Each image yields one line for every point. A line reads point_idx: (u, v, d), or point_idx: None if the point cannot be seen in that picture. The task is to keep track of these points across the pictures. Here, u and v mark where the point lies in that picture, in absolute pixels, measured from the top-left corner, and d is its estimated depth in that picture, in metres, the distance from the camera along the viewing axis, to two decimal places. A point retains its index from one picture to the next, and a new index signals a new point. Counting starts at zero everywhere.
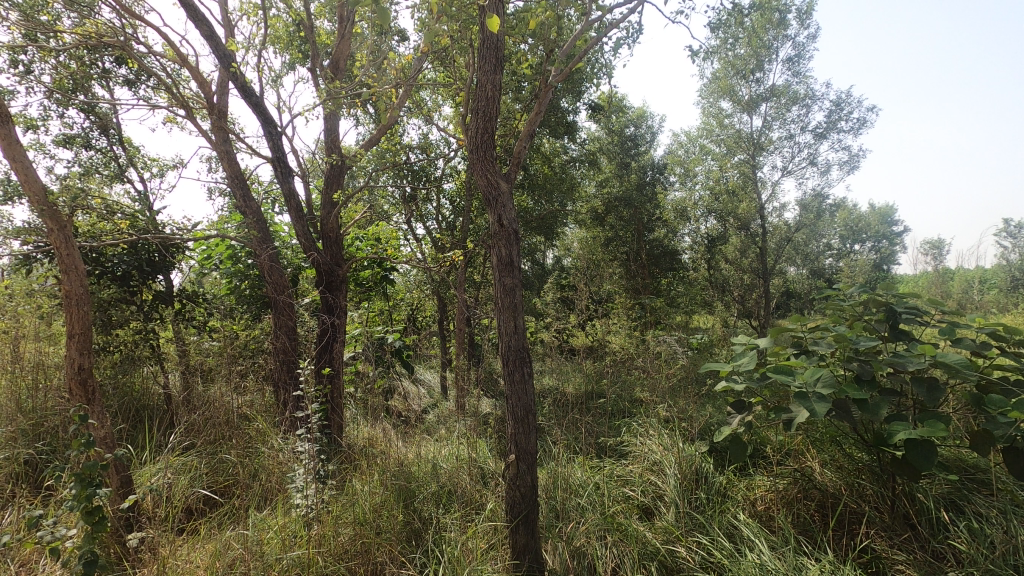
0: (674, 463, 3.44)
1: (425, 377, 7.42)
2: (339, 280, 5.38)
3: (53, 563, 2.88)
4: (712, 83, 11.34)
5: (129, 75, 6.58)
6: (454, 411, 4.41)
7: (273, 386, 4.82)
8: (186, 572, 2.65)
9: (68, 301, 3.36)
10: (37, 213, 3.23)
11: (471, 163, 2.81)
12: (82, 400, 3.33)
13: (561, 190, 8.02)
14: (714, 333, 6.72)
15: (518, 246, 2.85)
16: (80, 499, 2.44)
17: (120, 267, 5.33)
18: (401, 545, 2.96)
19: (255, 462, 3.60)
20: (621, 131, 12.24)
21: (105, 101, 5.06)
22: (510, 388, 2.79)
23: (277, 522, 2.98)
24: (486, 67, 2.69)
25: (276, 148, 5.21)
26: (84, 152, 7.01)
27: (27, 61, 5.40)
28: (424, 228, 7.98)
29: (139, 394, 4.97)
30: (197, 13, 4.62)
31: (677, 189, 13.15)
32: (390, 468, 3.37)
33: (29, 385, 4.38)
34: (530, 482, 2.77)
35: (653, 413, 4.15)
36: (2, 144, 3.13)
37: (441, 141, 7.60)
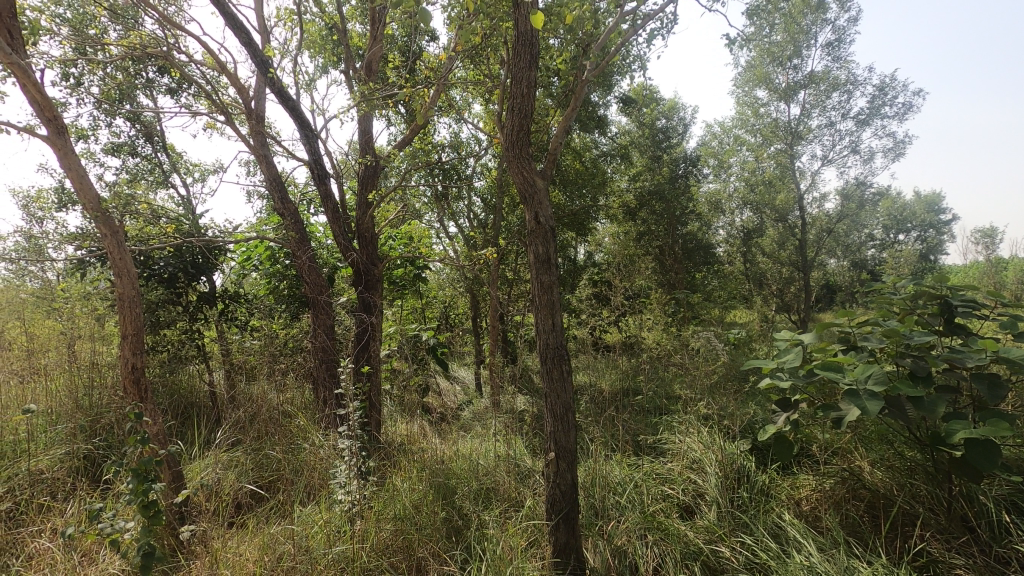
0: (714, 461, 3.39)
1: (459, 374, 7.46)
2: (376, 280, 5.46)
3: (112, 555, 3.00)
4: (746, 71, 11.07)
5: (171, 84, 6.80)
6: (489, 409, 4.42)
7: (314, 384, 4.93)
8: (235, 566, 2.69)
9: (121, 303, 3.51)
10: (91, 219, 3.37)
11: (506, 161, 2.80)
12: (135, 398, 3.47)
13: (593, 185, 7.98)
14: (754, 327, 6.55)
15: (555, 244, 2.83)
16: (138, 493, 2.57)
17: (167, 269, 5.55)
18: (442, 542, 2.99)
19: (298, 459, 3.69)
20: (652, 123, 12.04)
21: (149, 110, 5.25)
22: (549, 386, 2.78)
23: (320, 517, 3.05)
24: (521, 63, 2.66)
25: (313, 152, 5.32)
26: (131, 160, 7.28)
27: (78, 74, 5.66)
28: (456, 226, 8.05)
29: (187, 392, 5.24)
30: (236, 21, 4.75)
31: (711, 181, 12.90)
32: (428, 465, 3.42)
33: (85, 384, 4.57)
34: (570, 480, 2.77)
35: (691, 409, 4.08)
36: (58, 154, 3.28)
37: (472, 139, 7.64)
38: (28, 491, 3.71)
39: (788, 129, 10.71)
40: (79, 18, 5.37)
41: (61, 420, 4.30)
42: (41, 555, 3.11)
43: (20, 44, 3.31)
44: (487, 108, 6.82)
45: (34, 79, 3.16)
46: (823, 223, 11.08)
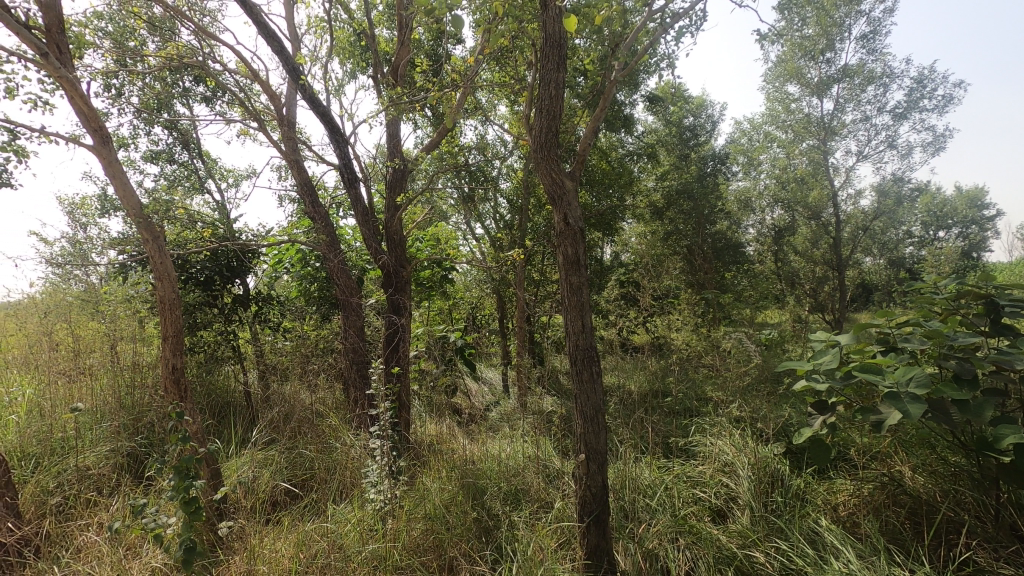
0: (747, 464, 3.33)
1: (487, 375, 7.48)
2: (405, 281, 5.50)
3: (156, 549, 3.10)
4: (777, 66, 10.84)
5: (206, 92, 7.01)
6: (517, 409, 4.43)
7: (344, 385, 5.02)
8: (272, 562, 2.76)
9: (162, 305, 3.63)
10: (133, 224, 3.50)
11: (535, 162, 2.80)
12: (176, 397, 3.59)
13: (620, 184, 7.95)
14: (786, 327, 6.40)
15: (584, 245, 2.82)
16: (179, 490, 2.67)
17: (203, 273, 5.72)
18: (472, 542, 3.01)
19: (331, 458, 3.77)
20: (680, 122, 11.89)
21: (186, 118, 5.41)
22: (579, 387, 2.77)
23: (352, 515, 3.11)
24: (549, 65, 2.66)
25: (343, 156, 5.41)
26: (168, 166, 7.52)
27: (119, 84, 5.88)
28: (483, 227, 8.09)
29: (223, 392, 5.38)
30: (268, 30, 4.87)
31: (741, 179, 12.66)
32: (458, 465, 3.44)
33: (127, 383, 4.72)
34: (600, 481, 2.76)
35: (723, 411, 4.02)
36: (103, 163, 3.41)
37: (497, 141, 7.67)
38: (76, 487, 3.87)
39: (821, 124, 10.60)
40: (120, 30, 5.58)
41: (106, 419, 4.47)
42: (90, 548, 3.24)
43: (69, 59, 3.45)
44: (513, 110, 6.84)
45: (81, 91, 3.30)
46: (858, 220, 10.76)
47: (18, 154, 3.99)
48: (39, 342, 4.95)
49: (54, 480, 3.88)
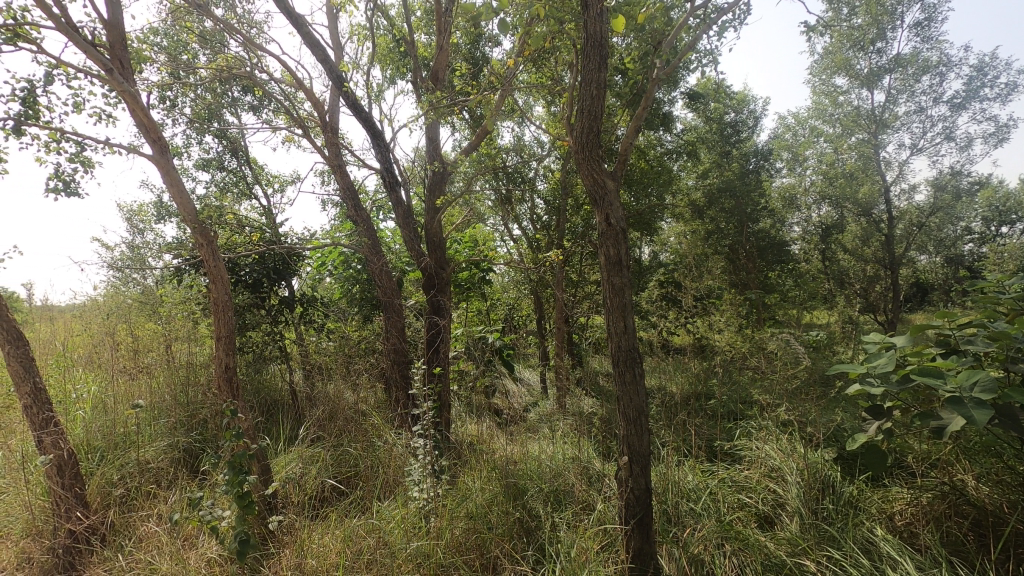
0: (795, 469, 3.23)
1: (525, 376, 7.49)
2: (445, 283, 5.56)
3: (211, 540, 3.24)
4: (824, 58, 10.50)
5: (254, 101, 7.27)
6: (556, 411, 4.42)
7: (387, 384, 5.12)
8: (320, 556, 2.85)
9: (215, 307, 3.80)
10: (189, 229, 3.68)
11: (576, 163, 2.79)
12: (228, 395, 3.74)
13: (659, 183, 7.86)
14: (835, 328, 6.18)
15: (627, 245, 2.79)
16: (234, 484, 2.82)
17: (251, 275, 5.92)
18: (514, 542, 3.03)
19: (374, 456, 3.85)
20: (721, 118, 11.61)
21: (235, 126, 5.63)
22: (621, 389, 2.75)
23: (396, 512, 3.17)
24: (590, 65, 2.65)
25: (385, 161, 5.52)
26: (219, 174, 7.83)
27: (173, 96, 6.18)
28: (520, 228, 8.11)
29: (271, 390, 5.56)
30: (313, 39, 5.02)
31: (785, 175, 12.29)
32: (499, 465, 3.46)
33: (182, 381, 4.93)
34: (643, 484, 2.73)
35: (770, 415, 3.91)
36: (161, 172, 3.59)
37: (534, 142, 7.69)
38: (137, 479, 4.07)
39: (871, 117, 10.31)
40: (174, 44, 5.87)
41: (163, 414, 4.69)
42: (150, 538, 3.41)
43: (131, 74, 3.66)
44: (550, 110, 6.85)
45: (142, 104, 3.49)
46: (912, 217, 10.28)
47: (85, 164, 4.26)
48: (103, 342, 5.26)
49: (117, 472, 4.09)
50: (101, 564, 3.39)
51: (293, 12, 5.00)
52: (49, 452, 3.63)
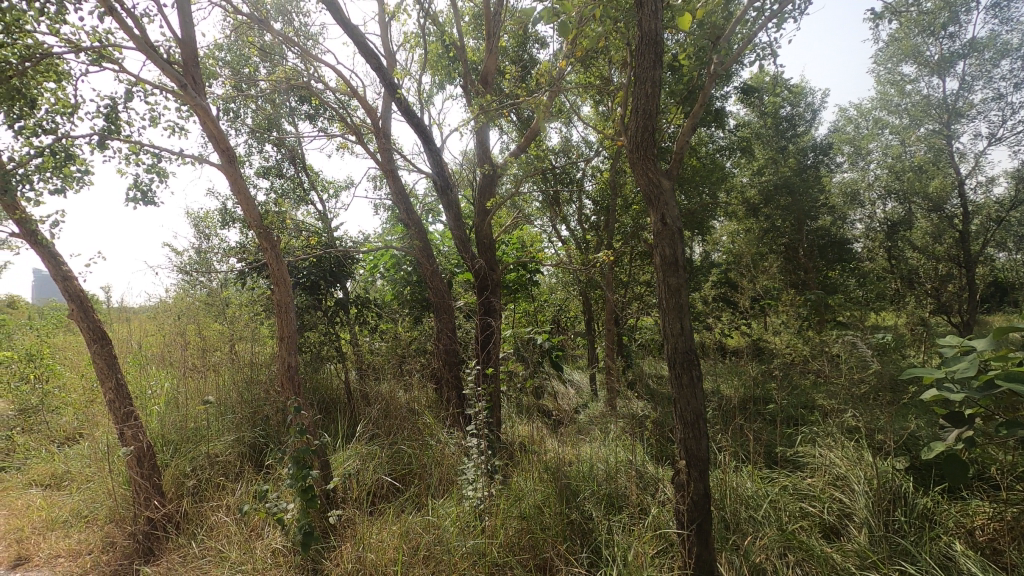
0: (863, 479, 3.08)
1: (574, 377, 7.47)
2: (494, 284, 5.62)
3: (277, 531, 3.39)
4: (889, 46, 10.00)
5: (310, 110, 7.56)
6: (607, 413, 4.38)
7: (438, 384, 5.22)
8: (379, 550, 2.95)
9: (279, 308, 3.98)
10: (254, 235, 3.87)
11: (631, 163, 2.76)
12: (290, 393, 3.90)
13: (711, 181, 7.70)
14: (904, 330, 5.87)
15: (683, 245, 2.74)
16: (298, 478, 2.96)
17: (309, 278, 6.15)
18: (568, 543, 3.02)
19: (428, 454, 3.92)
20: (776, 112, 11.21)
21: (294, 134, 5.87)
22: (679, 392, 2.69)
23: (450, 510, 3.22)
24: (645, 63, 2.62)
25: (436, 164, 5.62)
26: (278, 181, 8.18)
27: (236, 108, 6.51)
28: (568, 229, 8.10)
29: (327, 389, 5.76)
30: (367, 49, 5.18)
31: (846, 170, 11.77)
32: (550, 466, 3.46)
33: (246, 379, 5.16)
34: (702, 489, 2.68)
35: (834, 421, 3.74)
36: (229, 180, 3.80)
37: (582, 142, 7.65)
38: (206, 471, 4.29)
39: (943, 107, 10.15)
40: (237, 59, 6.17)
41: (230, 411, 4.92)
42: (220, 527, 3.60)
43: (202, 89, 3.88)
44: (599, 110, 6.81)
45: (212, 117, 3.69)
46: (991, 211, 9.76)
47: (160, 174, 4.53)
48: (174, 342, 5.57)
49: (189, 464, 4.32)
50: (177, 551, 3.61)
51: (348, 23, 5.18)
52: (130, 444, 3.88)
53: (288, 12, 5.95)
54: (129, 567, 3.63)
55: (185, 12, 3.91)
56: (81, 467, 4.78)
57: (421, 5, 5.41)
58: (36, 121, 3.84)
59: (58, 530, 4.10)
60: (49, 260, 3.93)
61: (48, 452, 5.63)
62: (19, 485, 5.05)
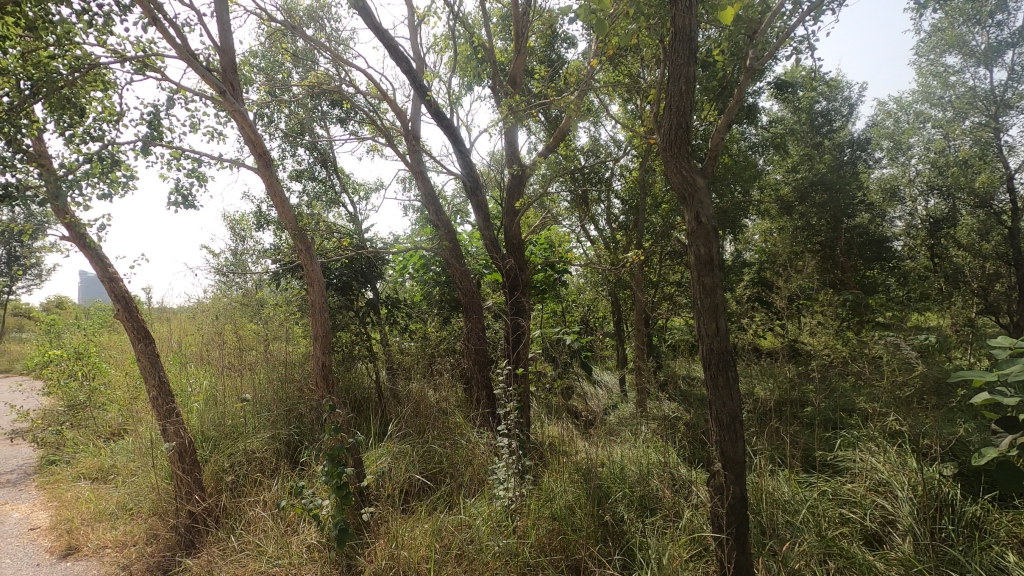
0: (907, 485, 2.97)
1: (603, 377, 7.42)
2: (523, 284, 5.63)
3: (313, 527, 3.46)
4: (931, 36, 9.68)
5: (341, 114, 7.70)
6: (638, 414, 4.33)
7: (467, 384, 5.24)
8: (412, 547, 2.99)
9: (312, 308, 4.05)
10: (290, 236, 3.96)
11: (664, 161, 2.72)
12: (324, 391, 3.98)
13: (744, 178, 7.56)
14: (948, 331, 5.67)
15: (718, 244, 2.69)
16: (333, 475, 3.02)
17: (341, 279, 6.25)
18: (600, 545, 3.00)
19: (459, 454, 3.95)
20: (811, 107, 10.95)
21: (326, 138, 5.98)
22: (714, 394, 2.65)
23: (482, 509, 3.24)
24: (678, 60, 2.58)
25: (465, 165, 5.65)
26: (310, 184, 8.34)
27: (270, 113, 6.67)
28: (597, 229, 8.06)
29: (358, 388, 5.84)
30: (398, 52, 5.25)
31: (885, 166, 11.41)
32: (581, 467, 3.44)
33: (281, 378, 5.27)
34: (737, 493, 2.64)
35: (875, 424, 3.62)
36: (265, 183, 3.89)
37: (611, 142, 7.61)
38: (244, 467, 4.40)
39: (989, 98, 10.22)
40: (270, 65, 6.32)
41: (265, 408, 5.02)
42: (258, 522, 3.69)
43: (239, 94, 3.98)
44: (628, 109, 6.76)
45: (249, 121, 3.80)
46: None
47: (199, 179, 4.68)
48: (212, 341, 5.73)
49: (228, 460, 4.45)
50: (217, 544, 3.72)
51: (379, 27, 5.26)
52: (173, 440, 4.02)
53: (320, 18, 6.06)
54: (172, 559, 3.75)
55: (224, 20, 4.03)
56: (126, 461, 4.97)
57: (450, 7, 5.45)
58: (85, 128, 4.01)
59: (106, 521, 4.29)
60: (97, 262, 4.10)
61: (95, 447, 5.86)
62: (71, 478, 5.38)
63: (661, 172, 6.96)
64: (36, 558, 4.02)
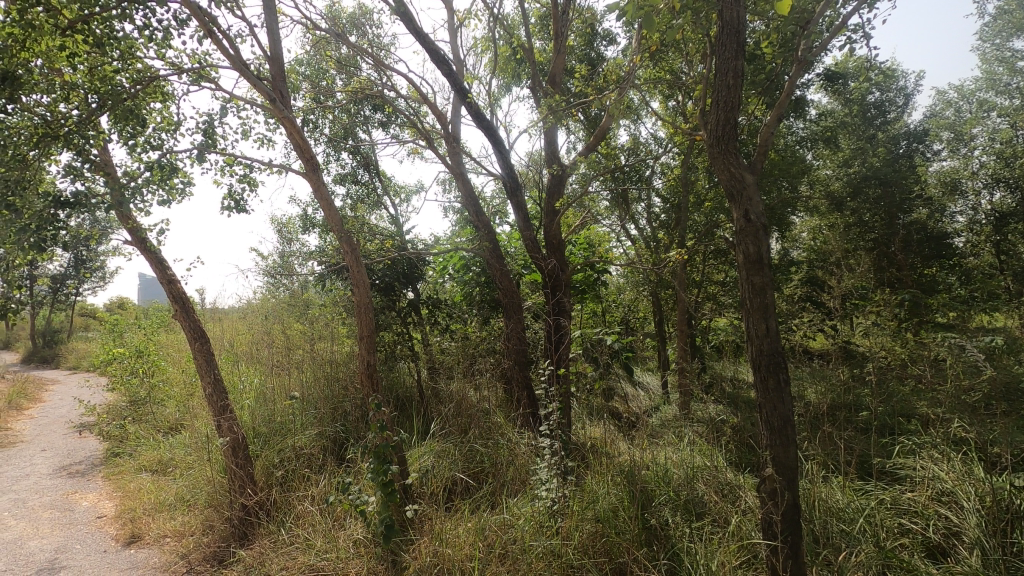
0: (973, 495, 2.80)
1: (644, 379, 7.31)
2: (564, 284, 5.60)
3: (359, 523, 3.54)
4: (997, 20, 9.16)
5: (383, 118, 7.85)
6: (682, 417, 4.24)
7: (508, 384, 5.26)
8: (456, 546, 3.02)
9: (358, 309, 4.15)
10: (336, 238, 4.06)
11: (711, 157, 2.66)
12: (369, 390, 4.06)
13: (792, 174, 7.34)
14: (1017, 332, 5.34)
15: (768, 242, 2.60)
16: (379, 472, 3.09)
17: (383, 280, 6.37)
18: (644, 550, 2.95)
19: (500, 454, 3.96)
20: (863, 99, 10.55)
21: (369, 142, 6.11)
22: (764, 397, 2.57)
23: (525, 509, 3.23)
24: (726, 54, 2.52)
25: (505, 166, 5.68)
26: (353, 187, 8.54)
27: (315, 119, 6.87)
28: (637, 228, 7.95)
29: (399, 388, 5.94)
30: (438, 55, 5.32)
31: (944, 158, 10.87)
32: (624, 469, 3.39)
33: (327, 376, 5.40)
34: (790, 499, 2.56)
35: (937, 431, 3.43)
36: (312, 187, 4.00)
37: (652, 140, 7.50)
38: (292, 463, 4.54)
39: None
40: (315, 72, 6.51)
41: (312, 406, 5.15)
42: (306, 516, 3.79)
43: (288, 101, 4.11)
44: (671, 105, 6.66)
45: (297, 128, 3.92)
46: None
47: (250, 184, 4.86)
48: (262, 340, 5.94)
49: (277, 456, 4.59)
50: (267, 537, 3.85)
51: (420, 32, 5.34)
52: (226, 435, 4.19)
53: (362, 25, 6.21)
54: (227, 550, 3.91)
55: (273, 31, 4.17)
56: (183, 455, 5.20)
57: (489, 9, 5.48)
58: (145, 138, 4.22)
59: (165, 512, 4.51)
60: (157, 264, 4.31)
61: (154, 442, 6.16)
62: (132, 470, 5.68)
63: (704, 170, 6.82)
64: (102, 545, 4.25)
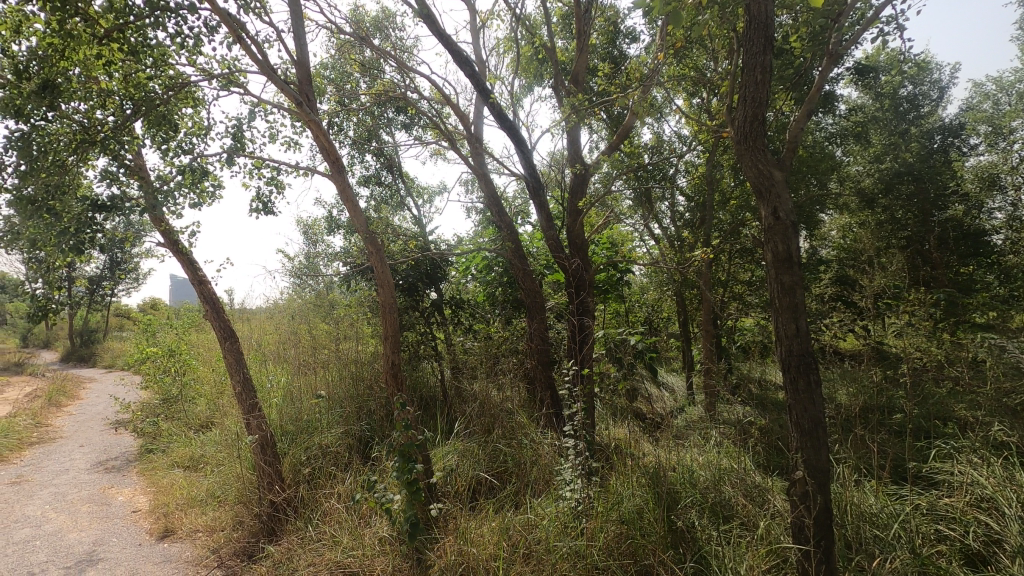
0: (1015, 501, 2.71)
1: (668, 379, 7.23)
2: (587, 283, 5.57)
3: (384, 520, 3.58)
4: None
5: (406, 120, 7.92)
6: (708, 418, 4.18)
7: (531, 383, 5.25)
8: (481, 545, 3.03)
9: (383, 309, 4.19)
10: (361, 238, 4.11)
11: (738, 154, 2.61)
12: (394, 389, 4.10)
13: (820, 171, 7.19)
14: None
15: (798, 240, 2.54)
16: (404, 470, 3.12)
17: (407, 280, 6.43)
18: (670, 552, 2.93)
19: (524, 453, 3.96)
20: (895, 93, 10.27)
21: (392, 143, 6.17)
22: (794, 398, 2.53)
23: (549, 509, 3.23)
24: (754, 49, 2.48)
25: (528, 165, 5.67)
26: (377, 189, 8.63)
27: (340, 122, 6.96)
28: (661, 227, 7.87)
29: (423, 387, 5.98)
30: (461, 56, 5.34)
31: (981, 153, 10.52)
32: (649, 470, 3.36)
33: (352, 375, 5.47)
34: (821, 502, 2.50)
35: (975, 435, 3.32)
36: (338, 188, 4.06)
37: (675, 138, 7.41)
38: (318, 461, 4.61)
39: None
40: (340, 75, 6.60)
41: (338, 404, 5.23)
42: (333, 513, 3.84)
43: (315, 104, 4.18)
44: (695, 102, 6.59)
45: (324, 130, 3.98)
46: None
47: (277, 186, 4.94)
48: (289, 340, 6.04)
49: (304, 453, 4.67)
50: (295, 532, 3.92)
51: (443, 33, 5.37)
52: (255, 432, 4.27)
53: (385, 28, 6.27)
54: (256, 545, 4.00)
55: (300, 35, 4.24)
56: (213, 451, 5.32)
57: (512, 10, 5.49)
58: (178, 143, 4.33)
59: (197, 507, 4.63)
60: (188, 266, 4.42)
61: (186, 439, 6.32)
62: (165, 466, 5.84)
63: (729, 167, 6.72)
64: (137, 538, 4.38)
